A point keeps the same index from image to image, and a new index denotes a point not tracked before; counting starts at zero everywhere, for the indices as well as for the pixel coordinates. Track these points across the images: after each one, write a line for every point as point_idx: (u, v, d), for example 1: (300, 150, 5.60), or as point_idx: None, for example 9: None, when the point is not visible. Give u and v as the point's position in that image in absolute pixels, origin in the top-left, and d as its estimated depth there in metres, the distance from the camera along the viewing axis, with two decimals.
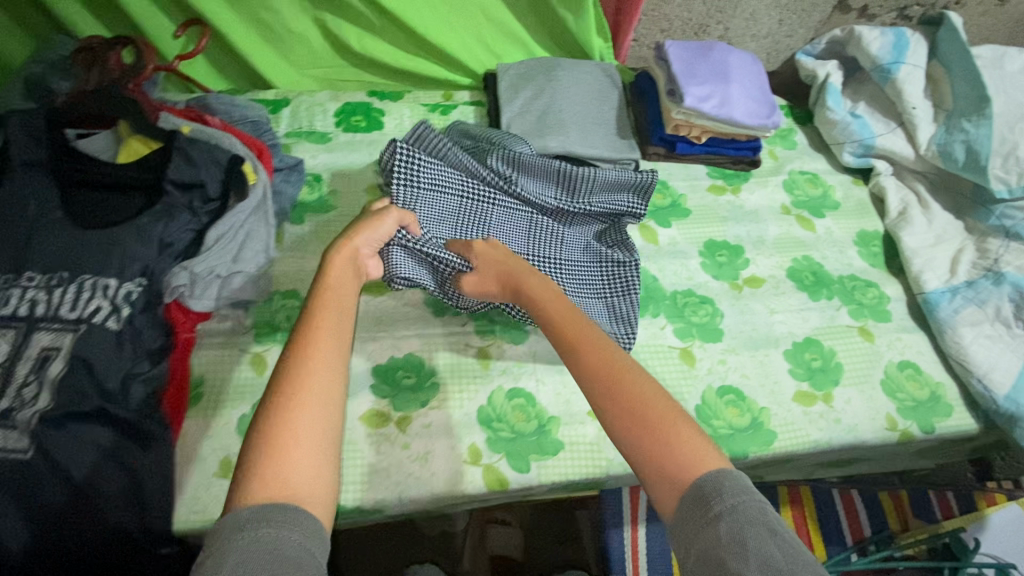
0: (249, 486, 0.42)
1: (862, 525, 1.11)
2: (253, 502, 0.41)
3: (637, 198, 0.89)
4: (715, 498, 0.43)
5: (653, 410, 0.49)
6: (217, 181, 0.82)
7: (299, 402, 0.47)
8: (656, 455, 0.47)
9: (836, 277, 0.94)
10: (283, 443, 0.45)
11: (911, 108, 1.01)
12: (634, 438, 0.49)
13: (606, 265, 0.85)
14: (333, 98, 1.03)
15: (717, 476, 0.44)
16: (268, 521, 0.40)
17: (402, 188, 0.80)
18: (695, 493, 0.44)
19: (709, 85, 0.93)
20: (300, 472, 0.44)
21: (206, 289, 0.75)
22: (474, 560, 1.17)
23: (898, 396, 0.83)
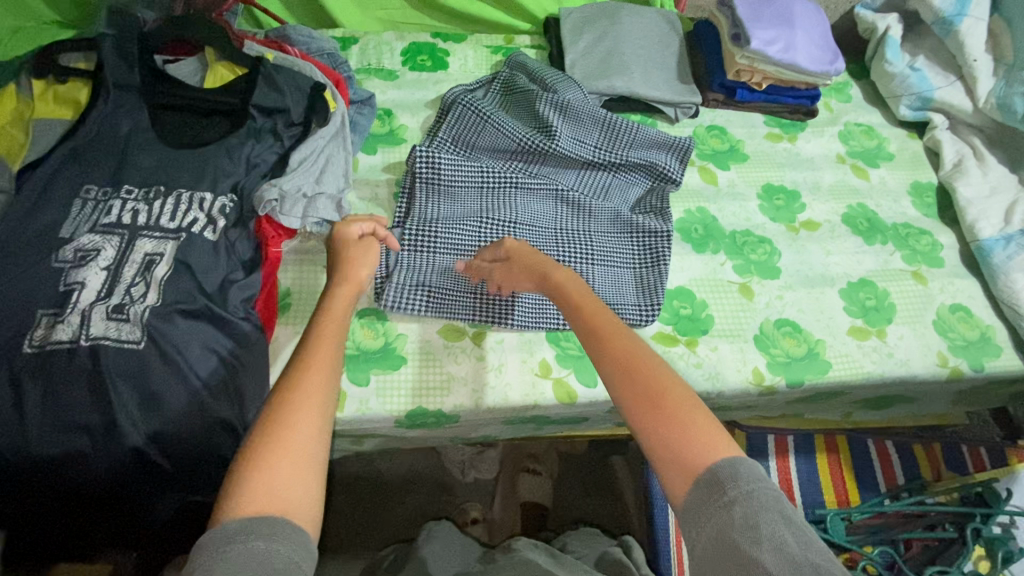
0: (244, 499, 0.44)
1: (895, 474, 1.15)
2: (240, 514, 0.44)
3: (675, 159, 0.93)
4: (731, 484, 0.46)
5: (672, 395, 0.52)
6: (300, 107, 0.85)
7: (285, 427, 0.49)
8: (666, 442, 0.50)
9: (890, 224, 0.96)
10: (267, 463, 0.46)
11: (972, 60, 1.01)
12: (648, 425, 0.51)
13: (638, 234, 0.87)
14: (399, 38, 1.05)
15: (731, 465, 0.47)
16: (249, 535, 0.42)
17: (425, 187, 0.84)
18: (708, 480, 0.46)
19: (775, 29, 0.95)
20: (283, 486, 0.45)
21: (293, 207, 0.78)
22: (505, 506, 1.24)
23: (949, 335, 0.86)
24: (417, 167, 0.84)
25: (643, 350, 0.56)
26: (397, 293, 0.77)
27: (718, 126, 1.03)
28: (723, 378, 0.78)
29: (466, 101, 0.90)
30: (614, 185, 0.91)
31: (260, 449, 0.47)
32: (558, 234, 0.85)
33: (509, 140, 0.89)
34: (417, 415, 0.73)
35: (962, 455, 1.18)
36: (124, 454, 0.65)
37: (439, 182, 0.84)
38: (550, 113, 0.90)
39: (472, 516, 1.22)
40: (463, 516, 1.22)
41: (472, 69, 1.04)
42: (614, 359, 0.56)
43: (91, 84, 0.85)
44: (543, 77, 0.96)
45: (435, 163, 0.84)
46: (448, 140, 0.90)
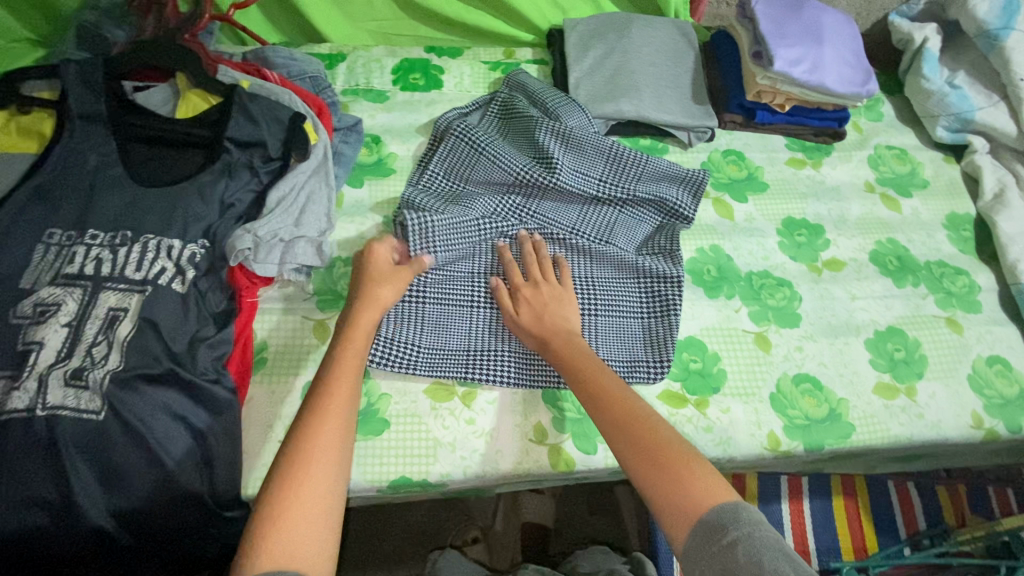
0: (257, 553, 0.47)
1: (916, 518, 1.08)
2: (254, 568, 0.46)
3: (687, 193, 0.86)
4: (732, 525, 0.48)
5: (667, 450, 0.55)
6: (279, 141, 0.78)
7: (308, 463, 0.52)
8: (664, 491, 0.52)
9: (922, 263, 0.88)
10: (288, 504, 0.49)
11: (1019, 79, 0.91)
12: (650, 478, 0.54)
13: (646, 279, 0.80)
14: (390, 54, 0.98)
15: (732, 508, 0.49)
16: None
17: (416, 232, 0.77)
18: (708, 521, 0.49)
19: (801, 47, 0.86)
20: (298, 534, 0.48)
21: (270, 253, 0.72)
22: (506, 524, 1.20)
23: (985, 392, 0.78)
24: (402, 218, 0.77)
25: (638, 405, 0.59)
26: (384, 351, 0.72)
27: (735, 151, 0.94)
28: (735, 444, 0.72)
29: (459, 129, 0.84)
30: (620, 222, 0.84)
31: (277, 497, 0.50)
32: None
33: (506, 173, 0.83)
34: (400, 485, 0.68)
35: (987, 497, 1.11)
36: (84, 532, 0.60)
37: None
38: (550, 142, 0.83)
39: (472, 535, 1.16)
40: (462, 534, 1.17)
41: (468, 88, 0.96)
42: (616, 415, 0.59)
43: (55, 115, 0.78)
44: (544, 100, 0.88)
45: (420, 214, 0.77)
46: (441, 174, 0.84)
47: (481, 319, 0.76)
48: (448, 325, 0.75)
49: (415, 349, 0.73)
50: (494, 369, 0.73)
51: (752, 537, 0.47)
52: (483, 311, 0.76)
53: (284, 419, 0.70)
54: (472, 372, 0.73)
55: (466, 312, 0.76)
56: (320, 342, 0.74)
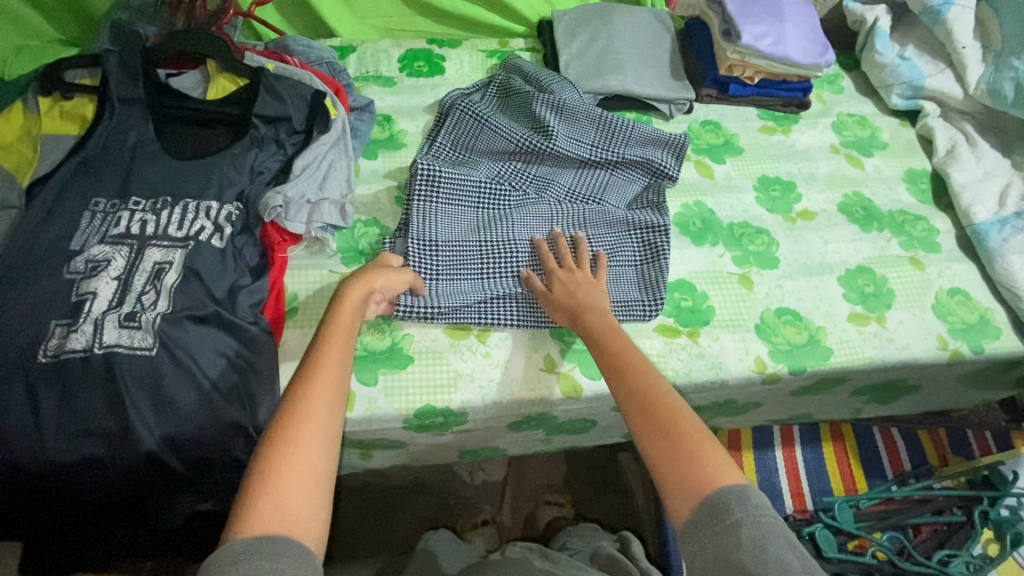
0: (249, 521, 0.47)
1: (901, 460, 1.16)
2: (246, 534, 0.46)
3: (671, 155, 0.95)
4: (735, 509, 0.50)
5: (682, 428, 0.57)
6: (302, 115, 0.86)
7: (295, 435, 0.52)
8: (676, 471, 0.54)
9: (886, 212, 0.97)
10: (275, 477, 0.49)
11: (960, 48, 1.03)
12: (664, 455, 0.56)
13: (638, 230, 0.88)
14: (395, 45, 1.07)
15: (739, 491, 0.51)
16: (272, 549, 0.45)
17: (428, 191, 0.84)
18: (715, 502, 0.51)
19: (765, 24, 0.96)
20: (285, 504, 0.48)
21: (298, 213, 0.80)
22: (512, 511, 1.26)
23: (948, 318, 0.87)
24: (414, 184, 0.85)
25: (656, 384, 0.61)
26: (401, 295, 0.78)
27: (713, 121, 1.04)
28: (725, 367, 0.79)
29: (463, 105, 0.93)
30: (611, 185, 0.93)
31: (270, 470, 0.50)
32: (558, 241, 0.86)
33: (507, 141, 0.91)
34: (424, 413, 0.74)
35: (966, 439, 1.20)
36: (140, 458, 0.66)
37: (434, 198, 0.85)
38: (546, 113, 0.92)
39: (482, 518, 1.21)
40: (472, 518, 1.22)
41: (468, 73, 1.06)
42: (636, 392, 0.61)
43: (96, 99, 0.86)
44: (538, 78, 0.98)
45: (429, 178, 0.84)
46: (447, 146, 0.92)
47: (490, 269, 0.82)
48: (461, 275, 0.82)
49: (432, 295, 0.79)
50: (503, 312, 0.80)
51: (756, 522, 0.49)
52: (491, 261, 0.83)
53: None
54: (486, 314, 0.79)
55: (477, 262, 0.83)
56: None
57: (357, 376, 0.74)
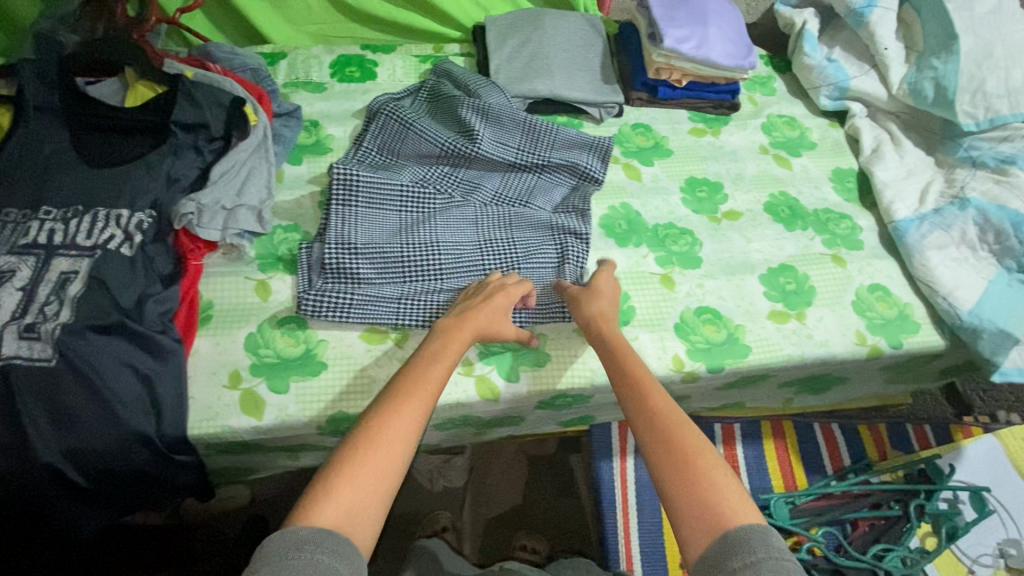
0: (321, 511, 0.50)
1: (841, 455, 1.17)
2: (315, 523, 0.49)
3: (596, 158, 0.96)
4: (755, 549, 0.49)
5: (700, 460, 0.57)
6: (220, 122, 0.86)
7: (375, 445, 0.54)
8: (693, 499, 0.54)
9: (811, 211, 0.99)
10: (352, 478, 0.52)
11: (883, 49, 1.05)
12: (677, 481, 0.56)
13: (560, 233, 0.89)
14: (327, 51, 1.07)
15: (759, 532, 0.51)
16: (319, 544, 0.47)
17: (347, 196, 0.84)
18: (736, 538, 0.50)
19: (688, 28, 0.97)
20: (349, 507, 0.51)
21: (213, 219, 0.79)
22: (473, 514, 1.25)
23: (868, 314, 0.88)
24: (332, 188, 0.84)
25: (673, 413, 0.61)
26: (315, 301, 0.78)
27: (643, 124, 1.05)
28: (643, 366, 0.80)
29: (390, 110, 0.93)
30: (539, 188, 0.94)
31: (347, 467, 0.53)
32: (481, 245, 0.86)
33: (433, 145, 0.91)
34: (337, 420, 0.74)
35: (908, 436, 1.20)
36: (36, 472, 0.65)
37: (355, 203, 0.84)
38: (472, 117, 0.92)
39: (440, 525, 1.19)
40: (432, 526, 1.19)
41: (401, 79, 1.06)
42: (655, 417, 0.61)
43: (11, 109, 0.85)
44: (468, 80, 0.98)
45: (349, 184, 0.84)
46: (374, 150, 0.93)
47: (412, 274, 0.82)
48: (381, 281, 0.81)
49: (349, 302, 0.79)
50: (422, 316, 0.80)
51: (773, 566, 0.48)
52: (412, 265, 0.82)
53: (229, 365, 0.75)
54: (403, 319, 0.79)
55: (398, 267, 0.82)
56: (262, 300, 0.80)
57: (268, 384, 0.74)
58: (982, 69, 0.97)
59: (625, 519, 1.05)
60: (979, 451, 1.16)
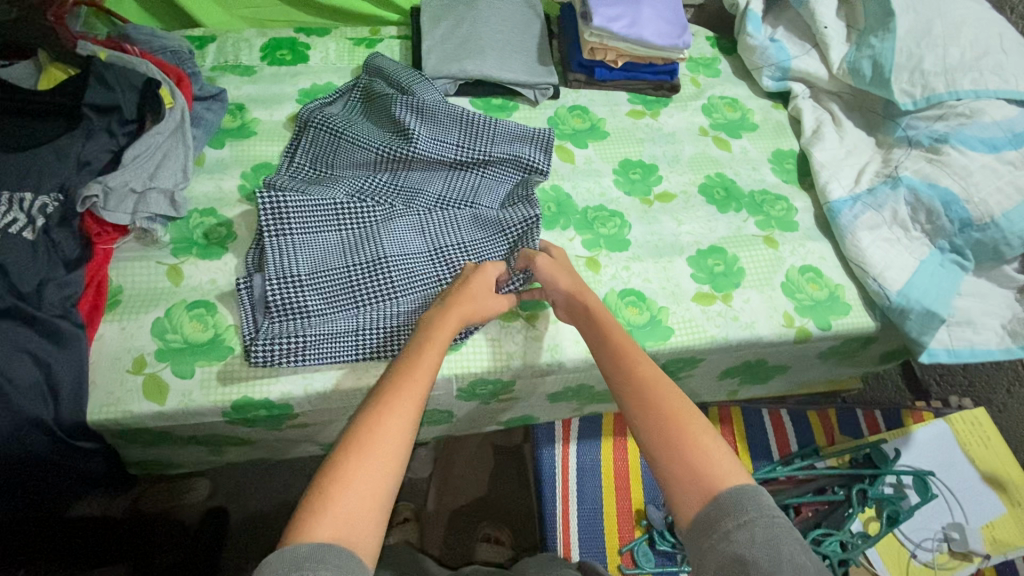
0: (318, 531, 0.48)
1: (789, 440, 1.15)
2: (314, 541, 0.47)
3: (538, 149, 0.92)
4: (746, 509, 0.51)
5: (687, 430, 0.58)
6: (133, 104, 0.84)
7: (369, 452, 0.52)
8: (686, 472, 0.56)
9: (746, 192, 0.97)
10: (346, 488, 0.50)
11: (823, 28, 1.03)
12: (668, 456, 0.57)
13: (510, 231, 0.85)
14: (259, 34, 1.05)
15: (751, 493, 0.53)
16: (318, 564, 0.45)
17: (277, 218, 0.79)
18: (728, 502, 0.52)
19: (620, 7, 0.96)
20: (346, 518, 0.49)
21: (121, 203, 0.78)
22: (438, 503, 1.23)
23: (797, 296, 0.87)
24: (260, 213, 0.79)
25: (662, 385, 0.61)
26: (266, 346, 0.73)
27: (580, 105, 1.03)
28: (561, 350, 0.79)
29: (320, 117, 0.89)
30: (482, 187, 0.90)
31: (342, 473, 0.51)
32: (431, 255, 0.82)
33: (368, 152, 0.88)
34: (243, 405, 0.73)
35: (856, 420, 1.20)
36: None
37: (289, 228, 0.79)
38: (406, 115, 0.89)
39: (403, 516, 1.17)
40: (395, 518, 1.17)
41: (334, 62, 1.04)
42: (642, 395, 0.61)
43: None
44: (398, 79, 0.94)
45: (281, 207, 0.79)
46: (307, 165, 0.88)
47: (362, 298, 0.78)
48: (329, 309, 0.77)
49: (300, 339, 0.74)
50: (384, 345, 0.76)
51: (766, 524, 0.51)
52: (361, 289, 0.78)
53: (133, 350, 0.73)
54: (364, 351, 0.75)
55: (344, 290, 0.78)
56: (173, 285, 0.78)
57: (173, 368, 0.72)
58: (919, 46, 0.96)
59: (566, 508, 1.02)
60: (927, 437, 1.16)
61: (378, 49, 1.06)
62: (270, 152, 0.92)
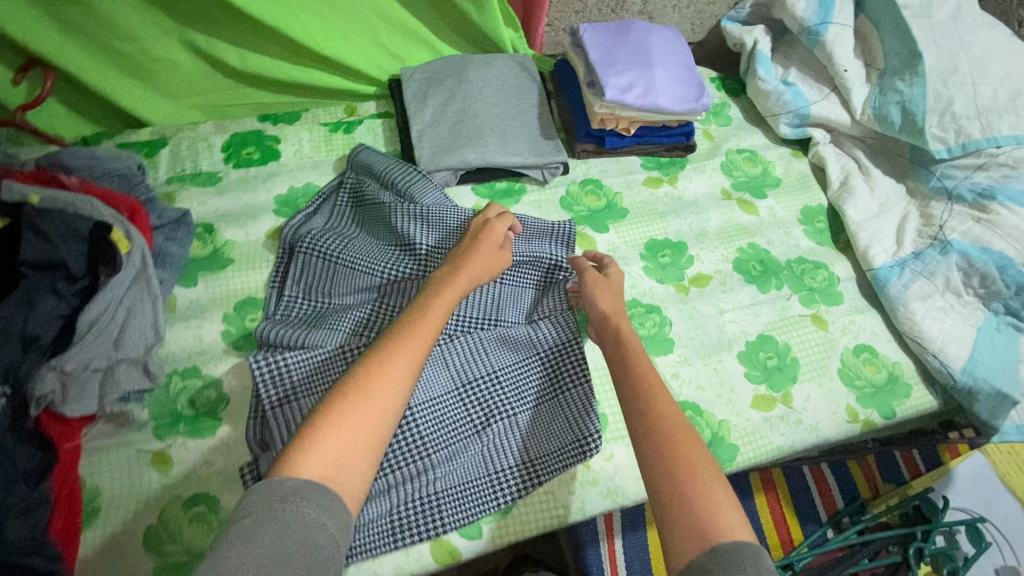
0: (305, 460, 0.47)
1: (834, 499, 1.11)
2: (299, 476, 0.45)
3: (560, 247, 0.82)
4: (745, 563, 0.43)
5: (692, 457, 0.52)
6: (82, 258, 0.69)
7: (370, 392, 0.51)
8: (681, 501, 0.49)
9: (783, 263, 0.90)
10: (342, 423, 0.49)
11: (843, 71, 0.95)
12: (663, 477, 0.51)
13: (546, 353, 0.74)
14: (218, 131, 0.91)
15: (752, 551, 0.44)
16: (301, 500, 0.44)
17: (277, 383, 0.66)
18: (725, 551, 0.44)
19: (631, 73, 0.86)
20: (334, 454, 0.48)
21: (84, 389, 0.65)
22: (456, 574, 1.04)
23: (856, 383, 0.80)
24: (257, 381, 0.66)
25: (674, 415, 0.55)
26: None
27: (593, 179, 0.94)
28: (622, 491, 0.70)
29: (309, 238, 0.77)
30: (504, 297, 0.78)
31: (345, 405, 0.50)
32: (461, 394, 0.71)
33: (370, 276, 0.76)
34: None
35: (895, 464, 1.18)
36: None
37: (294, 393, 0.66)
38: (409, 227, 0.77)
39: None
40: None
41: (309, 154, 0.91)
42: (648, 406, 0.57)
43: None
44: (392, 181, 0.82)
45: (283, 372, 0.67)
46: (299, 298, 0.75)
47: (391, 466, 0.66)
48: None
49: None
50: (424, 522, 0.64)
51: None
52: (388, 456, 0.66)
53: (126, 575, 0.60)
54: (404, 535, 0.64)
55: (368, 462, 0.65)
56: (162, 477, 0.66)
57: None
58: (949, 87, 0.89)
59: None
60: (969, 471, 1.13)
61: (359, 133, 0.94)
62: (251, 282, 0.79)
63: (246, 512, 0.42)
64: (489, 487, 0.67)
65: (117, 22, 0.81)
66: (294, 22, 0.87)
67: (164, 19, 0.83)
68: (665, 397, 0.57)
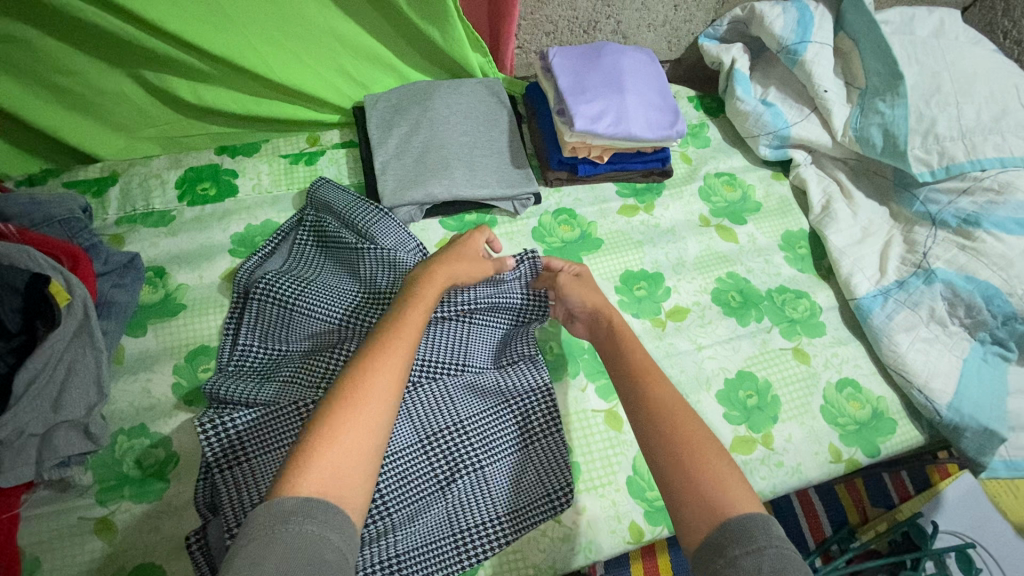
0: (301, 482, 0.41)
1: (822, 524, 1.01)
2: (299, 493, 0.40)
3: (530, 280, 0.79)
4: (753, 535, 0.41)
5: (691, 431, 0.49)
6: (16, 313, 0.63)
7: (362, 401, 0.46)
8: (689, 480, 0.46)
9: (764, 293, 0.87)
10: (336, 439, 0.44)
11: (823, 92, 0.92)
12: (668, 458, 0.48)
13: (515, 404, 0.70)
14: (172, 166, 0.87)
15: (762, 519, 0.42)
16: (304, 517, 0.39)
17: (227, 445, 0.62)
18: (738, 524, 0.42)
19: (602, 100, 0.82)
20: (332, 472, 0.42)
21: (19, 457, 0.61)
22: None
23: (840, 421, 0.77)
24: (204, 445, 0.62)
25: (663, 387, 0.54)
26: None
27: (566, 208, 0.90)
28: (597, 547, 0.67)
29: (263, 281, 0.72)
30: (470, 338, 0.74)
31: (340, 416, 0.45)
32: (425, 447, 0.66)
33: (329, 321, 0.71)
34: None
35: (886, 485, 1.06)
36: None
37: (246, 455, 0.62)
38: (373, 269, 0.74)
39: None
40: None
41: (268, 189, 0.87)
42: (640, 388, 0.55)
43: None
44: (352, 219, 0.78)
45: (233, 432, 0.62)
46: (254, 346, 0.70)
47: None
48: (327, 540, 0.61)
49: None
50: None
51: (777, 555, 0.40)
52: None
53: None
54: None
55: None
56: (107, 546, 0.62)
57: None
58: (930, 107, 0.87)
59: None
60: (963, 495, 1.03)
61: (321, 165, 0.90)
62: (206, 329, 0.75)
63: (249, 534, 0.38)
64: (454, 551, 0.62)
65: (58, 57, 0.77)
66: (248, 50, 0.83)
67: (109, 53, 0.79)
68: (662, 381, 0.55)
